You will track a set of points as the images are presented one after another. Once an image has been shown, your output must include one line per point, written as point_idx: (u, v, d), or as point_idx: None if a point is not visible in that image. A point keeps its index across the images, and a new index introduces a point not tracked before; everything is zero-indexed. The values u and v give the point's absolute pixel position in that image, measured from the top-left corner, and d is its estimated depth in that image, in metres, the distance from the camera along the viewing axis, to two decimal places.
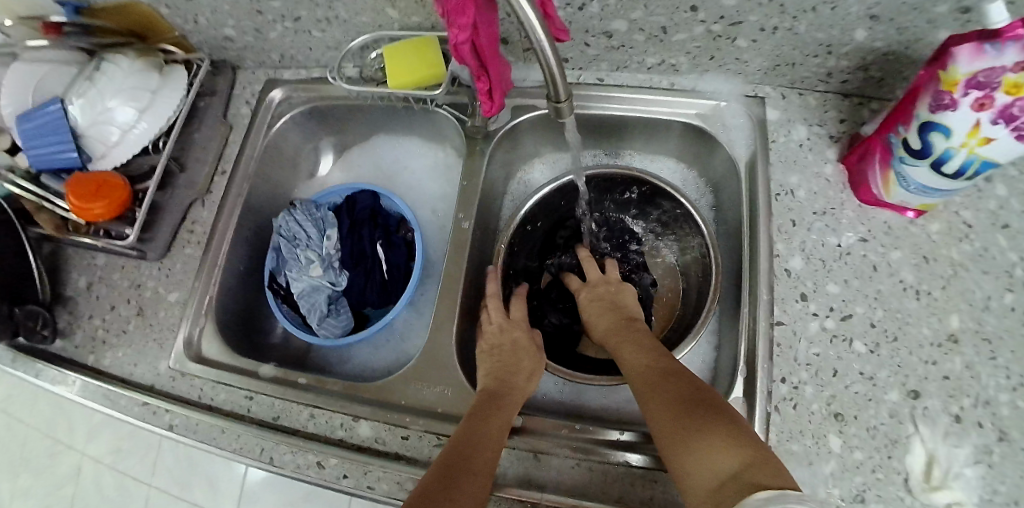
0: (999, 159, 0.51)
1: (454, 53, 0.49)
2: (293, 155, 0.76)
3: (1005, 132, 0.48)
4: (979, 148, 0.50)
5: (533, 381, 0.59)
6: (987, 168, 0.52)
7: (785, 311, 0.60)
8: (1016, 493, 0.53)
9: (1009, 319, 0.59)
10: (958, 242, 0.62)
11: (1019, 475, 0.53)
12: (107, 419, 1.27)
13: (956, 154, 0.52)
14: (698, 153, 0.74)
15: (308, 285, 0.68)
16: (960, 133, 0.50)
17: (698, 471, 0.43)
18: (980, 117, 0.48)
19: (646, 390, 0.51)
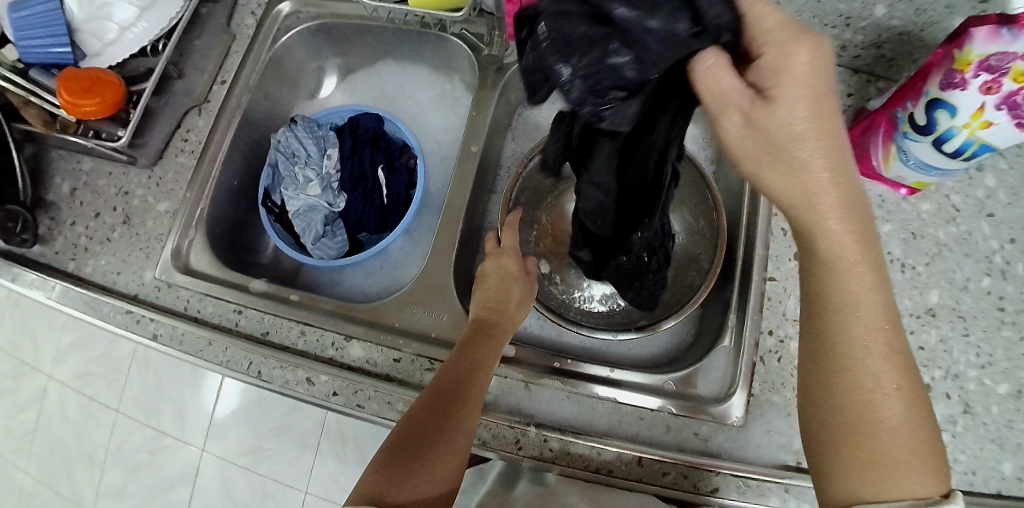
0: (998, 143, 0.51)
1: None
2: (296, 73, 0.75)
3: (1006, 118, 0.49)
4: (980, 131, 0.51)
5: (523, 310, 0.60)
6: (985, 151, 0.53)
7: (777, 268, 0.60)
8: (974, 463, 0.56)
9: (982, 302, 0.61)
10: (945, 224, 0.64)
11: (978, 447, 0.57)
12: (77, 342, 1.24)
13: (958, 134, 0.52)
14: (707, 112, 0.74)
15: (305, 204, 0.67)
16: (965, 114, 0.50)
17: (884, 490, 0.39)
18: (986, 100, 0.48)
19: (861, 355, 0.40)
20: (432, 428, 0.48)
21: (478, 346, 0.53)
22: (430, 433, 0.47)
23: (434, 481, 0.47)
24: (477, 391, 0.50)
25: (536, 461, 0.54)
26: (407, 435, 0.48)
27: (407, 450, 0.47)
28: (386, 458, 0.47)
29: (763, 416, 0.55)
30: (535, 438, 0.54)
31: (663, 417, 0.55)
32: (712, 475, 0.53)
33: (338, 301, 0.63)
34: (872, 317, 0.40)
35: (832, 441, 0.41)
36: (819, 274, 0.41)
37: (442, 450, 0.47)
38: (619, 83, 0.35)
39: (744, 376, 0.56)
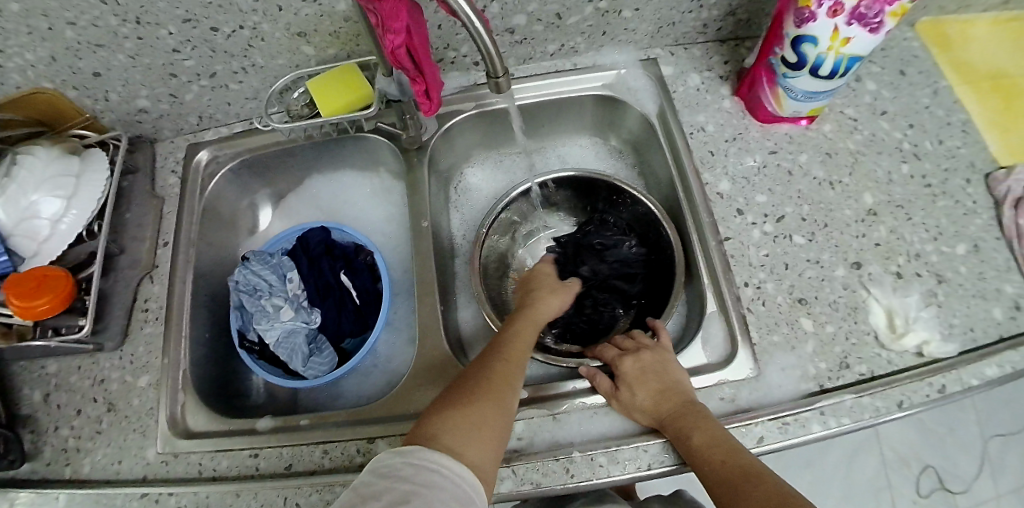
0: (862, 53, 0.57)
1: (391, 60, 0.52)
2: (232, 214, 0.75)
3: (858, 30, 0.55)
4: (843, 49, 0.57)
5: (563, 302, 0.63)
6: (855, 64, 0.59)
7: (728, 228, 0.64)
8: (968, 322, 0.61)
9: (911, 186, 0.68)
10: (851, 135, 0.70)
11: (965, 307, 0.62)
12: None
13: (826, 58, 0.58)
14: (608, 122, 0.75)
15: (283, 330, 0.64)
16: (824, 39, 0.57)
17: None
18: (835, 21, 0.55)
19: (722, 477, 0.48)
20: (483, 381, 0.49)
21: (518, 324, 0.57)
22: (479, 387, 0.49)
23: (481, 435, 0.44)
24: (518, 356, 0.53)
25: (591, 482, 0.53)
26: (459, 392, 0.48)
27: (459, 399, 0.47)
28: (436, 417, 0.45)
29: (771, 358, 0.59)
30: (582, 462, 0.54)
31: None
32: (753, 427, 0.55)
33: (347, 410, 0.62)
34: (714, 450, 0.49)
35: None
36: (671, 429, 0.52)
37: (488, 402, 0.47)
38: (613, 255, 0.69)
39: (738, 324, 0.60)
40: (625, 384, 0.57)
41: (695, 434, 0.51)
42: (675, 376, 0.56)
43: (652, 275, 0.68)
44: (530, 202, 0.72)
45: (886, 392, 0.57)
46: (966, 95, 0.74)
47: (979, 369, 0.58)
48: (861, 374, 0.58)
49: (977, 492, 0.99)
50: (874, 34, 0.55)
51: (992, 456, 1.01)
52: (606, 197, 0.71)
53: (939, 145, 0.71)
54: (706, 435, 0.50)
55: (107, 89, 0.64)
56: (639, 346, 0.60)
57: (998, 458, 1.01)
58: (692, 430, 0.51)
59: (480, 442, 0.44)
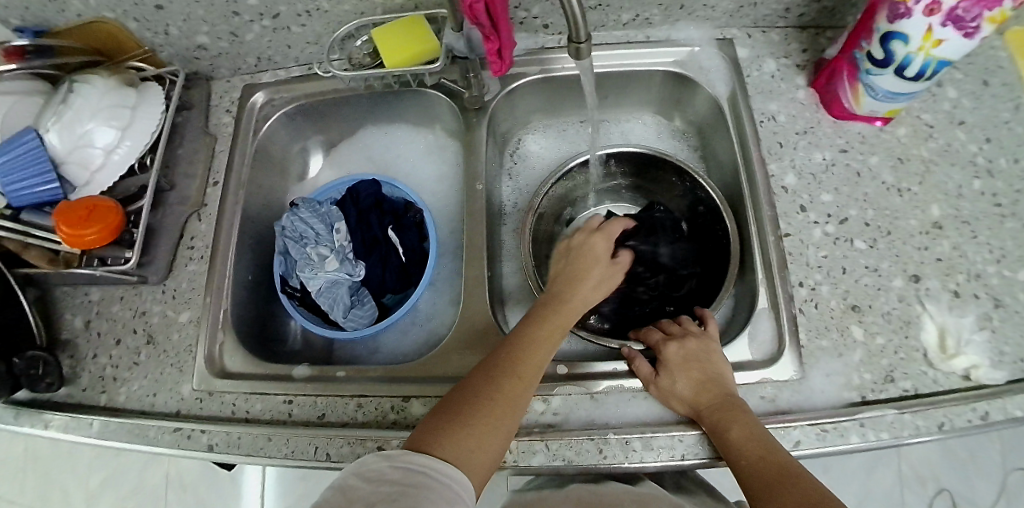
0: (952, 57, 0.54)
1: (468, 14, 0.50)
2: (282, 159, 0.73)
3: (953, 32, 0.51)
4: (934, 50, 0.53)
5: (598, 292, 0.59)
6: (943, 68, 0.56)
7: (789, 225, 0.61)
8: (1018, 353, 0.59)
9: (980, 203, 0.66)
10: (925, 142, 0.67)
11: (1018, 335, 0.60)
12: (106, 479, 1.18)
13: (915, 58, 0.55)
14: (676, 101, 0.72)
15: (326, 281, 0.64)
16: (917, 38, 0.53)
17: None
18: (931, 21, 0.51)
19: (758, 476, 0.47)
20: (484, 398, 0.46)
21: (545, 326, 0.53)
22: (482, 405, 0.46)
23: (472, 462, 0.42)
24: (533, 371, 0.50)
25: (625, 466, 0.53)
26: (463, 403, 0.46)
27: (458, 414, 0.45)
28: (441, 414, 0.45)
29: (817, 363, 0.58)
30: (616, 444, 0.54)
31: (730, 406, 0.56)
32: (791, 431, 0.55)
33: (383, 367, 0.62)
34: (751, 447, 0.49)
35: None
36: (709, 421, 0.52)
37: (488, 424, 0.45)
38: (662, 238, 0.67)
39: (789, 324, 0.59)
40: (666, 371, 0.56)
41: (734, 428, 0.51)
42: (718, 368, 0.56)
43: (701, 267, 0.66)
44: (586, 174, 0.70)
45: (928, 410, 0.56)
46: None
47: None
48: (905, 389, 0.58)
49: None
50: (971, 38, 0.51)
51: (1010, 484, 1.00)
52: (664, 177, 0.69)
53: (1016, 164, 0.67)
54: (743, 431, 0.50)
55: (166, 24, 0.62)
56: (685, 333, 0.59)
57: (1017, 488, 1.00)
58: (731, 424, 0.51)
59: (480, 449, 0.43)
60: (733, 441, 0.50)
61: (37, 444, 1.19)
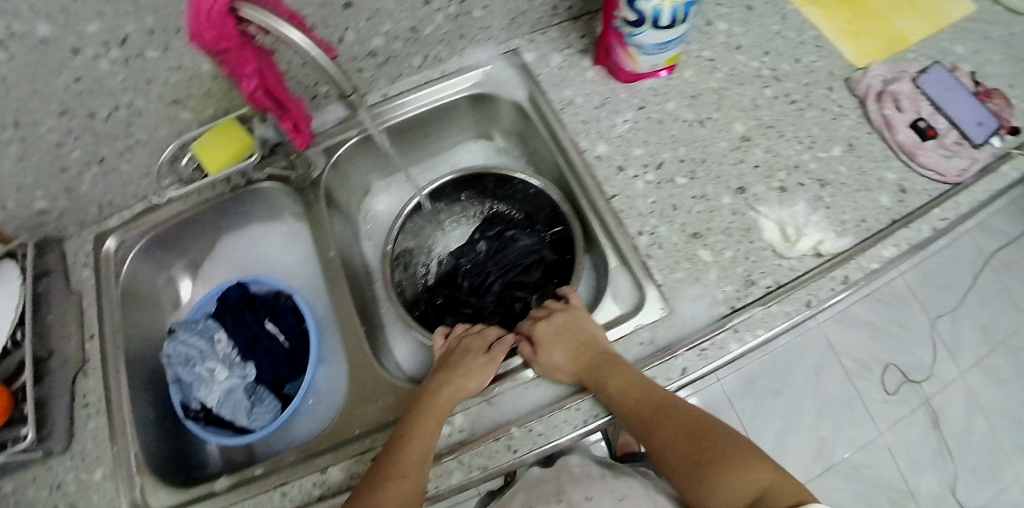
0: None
1: (253, 104, 0.55)
2: (151, 292, 0.75)
3: None
4: None
5: (473, 378, 0.59)
6: (693, 7, 0.62)
7: (613, 186, 0.66)
8: (858, 213, 0.69)
9: (776, 106, 0.73)
10: (712, 74, 0.73)
11: (849, 202, 0.69)
12: None
13: (663, 8, 0.60)
14: (487, 119, 0.77)
15: (220, 391, 0.66)
16: None
17: (723, 485, 0.50)
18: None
19: (643, 422, 0.53)
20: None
21: (418, 421, 0.55)
22: None
23: None
24: (413, 466, 0.52)
25: (535, 453, 0.55)
26: None
27: None
28: None
29: (680, 293, 0.62)
30: (522, 436, 0.56)
31: None
32: (676, 360, 0.59)
33: (298, 448, 0.62)
34: (631, 395, 0.54)
35: (673, 470, 0.53)
36: (592, 383, 0.56)
37: None
38: (517, 242, 0.71)
39: (642, 271, 0.63)
40: (544, 353, 0.60)
41: (612, 382, 0.55)
42: (586, 332, 0.60)
43: (557, 255, 0.70)
44: (428, 212, 0.73)
45: (791, 295, 0.62)
46: (813, 14, 0.79)
47: (878, 252, 0.66)
48: (768, 286, 0.63)
49: (942, 375, 1.11)
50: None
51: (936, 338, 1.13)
52: (500, 189, 0.73)
53: (797, 64, 0.76)
54: (622, 383, 0.54)
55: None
56: (552, 311, 0.64)
57: (952, 334, 1.13)
58: (609, 380, 0.55)
59: None
60: (615, 396, 0.54)
61: None
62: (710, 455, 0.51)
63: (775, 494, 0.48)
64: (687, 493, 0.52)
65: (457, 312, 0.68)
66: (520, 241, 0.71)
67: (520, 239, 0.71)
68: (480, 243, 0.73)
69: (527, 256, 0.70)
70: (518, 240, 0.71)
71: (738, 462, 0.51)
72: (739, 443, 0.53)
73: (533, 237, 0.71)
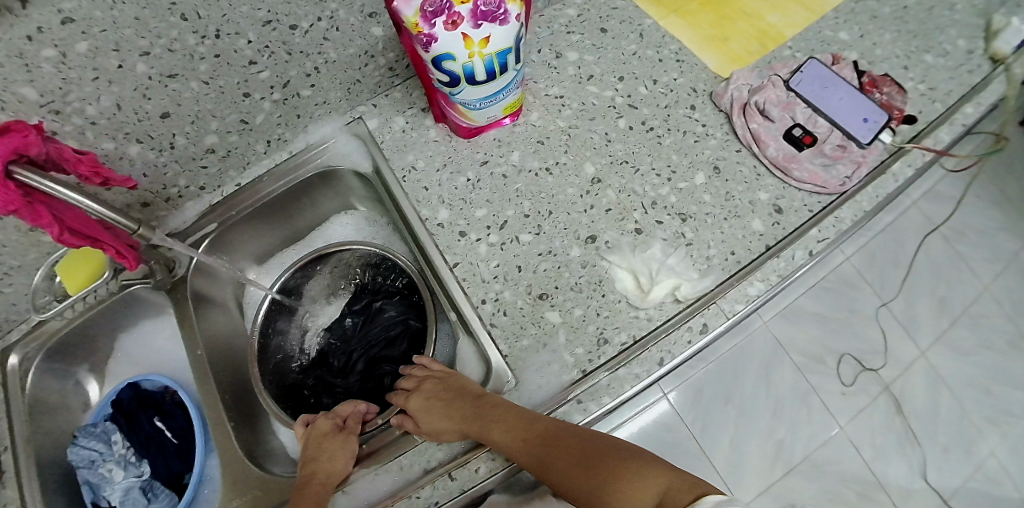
0: (509, 44, 0.58)
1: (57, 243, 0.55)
2: (62, 399, 0.76)
3: (485, 29, 0.55)
4: (485, 50, 0.57)
5: (338, 461, 0.59)
6: (508, 57, 0.59)
7: (456, 253, 0.65)
8: (729, 245, 0.65)
9: (631, 138, 0.69)
10: (560, 113, 0.71)
11: (714, 234, 0.65)
12: None
13: (474, 64, 0.58)
14: (342, 191, 0.77)
15: (120, 490, 0.67)
16: (461, 50, 0.56)
17: (632, 493, 0.51)
18: (461, 31, 0.54)
19: (542, 461, 0.53)
20: None
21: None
22: None
23: None
24: None
25: None
26: None
27: None
28: None
29: (526, 363, 0.60)
30: None
31: None
32: None
33: None
34: (521, 437, 0.54)
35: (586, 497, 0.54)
36: (482, 434, 0.55)
37: None
38: (382, 314, 0.71)
39: (487, 344, 0.61)
40: (427, 416, 0.59)
41: (499, 429, 0.55)
42: (460, 386, 0.60)
43: (420, 327, 0.69)
44: (296, 295, 0.74)
45: (643, 354, 0.59)
46: (675, 23, 0.77)
47: (743, 291, 0.62)
48: (622, 342, 0.60)
49: (903, 357, 1.05)
50: (504, 25, 0.55)
51: (883, 317, 1.06)
52: (366, 263, 0.75)
53: (655, 85, 0.73)
54: (509, 428, 0.55)
55: None
56: (421, 379, 0.63)
57: (908, 316, 1.06)
58: (496, 428, 0.55)
59: None
60: (507, 442, 0.54)
61: None
62: (612, 468, 0.53)
63: (672, 494, 0.51)
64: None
65: (327, 393, 0.69)
66: (385, 311, 0.71)
67: (384, 309, 0.71)
68: (349, 319, 0.73)
69: (389, 328, 0.70)
70: (383, 311, 0.71)
71: (637, 469, 0.53)
72: (635, 450, 0.55)
73: (396, 307, 0.71)
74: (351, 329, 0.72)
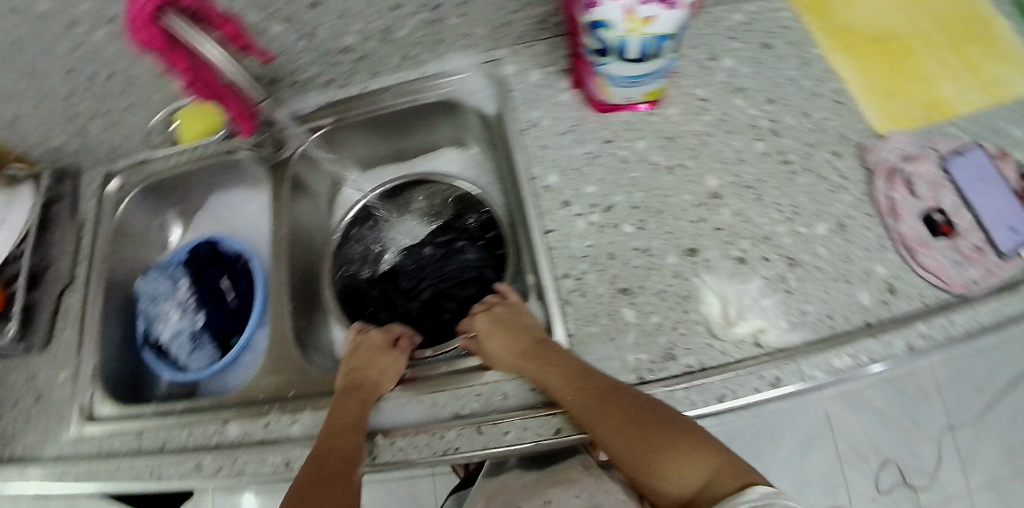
0: (669, 31, 0.55)
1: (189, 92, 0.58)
2: (145, 233, 0.81)
3: (653, 7, 0.52)
4: (644, 29, 0.54)
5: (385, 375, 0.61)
6: (665, 43, 0.56)
7: (553, 220, 0.63)
8: (827, 307, 0.60)
9: (763, 164, 0.66)
10: (698, 115, 0.68)
11: (818, 291, 0.61)
12: None
13: (629, 39, 0.55)
14: (458, 127, 0.76)
15: (172, 331, 0.71)
16: (620, 21, 0.54)
17: (678, 470, 0.49)
18: (624, 3, 0.52)
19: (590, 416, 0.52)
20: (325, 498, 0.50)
21: (341, 413, 0.56)
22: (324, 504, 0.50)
23: None
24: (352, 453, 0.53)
25: (395, 466, 0.56)
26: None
27: None
28: None
29: (586, 350, 0.59)
30: (385, 446, 0.56)
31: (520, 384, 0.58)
32: (552, 418, 0.55)
33: (232, 397, 0.65)
34: (572, 390, 0.53)
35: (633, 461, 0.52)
36: (535, 376, 0.56)
37: None
38: (462, 254, 0.71)
39: (554, 318, 0.60)
40: (488, 344, 0.61)
41: (553, 376, 0.54)
42: (525, 325, 0.60)
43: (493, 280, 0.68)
44: (386, 206, 0.76)
45: (707, 384, 0.56)
46: (841, 63, 0.70)
47: (826, 359, 0.57)
48: (689, 366, 0.58)
49: (948, 488, 0.96)
50: (671, 8, 0.52)
51: (945, 443, 0.97)
52: (461, 202, 0.74)
53: (804, 119, 0.68)
54: (563, 377, 0.54)
55: (22, 134, 0.71)
56: (490, 304, 0.65)
57: (971, 453, 0.96)
58: (550, 375, 0.54)
59: None
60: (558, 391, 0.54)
61: None
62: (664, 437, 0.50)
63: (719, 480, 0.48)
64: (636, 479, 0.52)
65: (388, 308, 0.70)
66: (466, 252, 0.71)
67: (466, 250, 0.71)
68: (428, 249, 0.73)
69: (465, 269, 0.70)
70: (465, 251, 0.71)
71: (691, 446, 0.50)
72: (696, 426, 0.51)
73: (478, 253, 0.71)
74: (427, 258, 0.73)
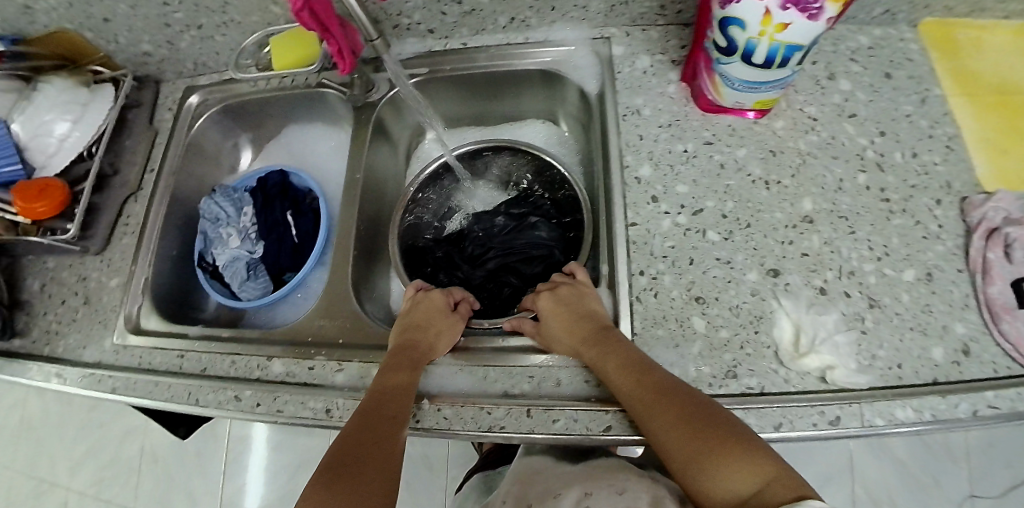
0: (802, 42, 0.51)
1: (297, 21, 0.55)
2: (215, 153, 0.81)
3: (794, 15, 0.48)
4: (777, 35, 0.50)
5: (441, 339, 0.59)
6: (795, 54, 0.52)
7: (638, 214, 0.62)
8: (892, 356, 0.56)
9: (863, 198, 0.63)
10: (804, 134, 0.65)
11: (893, 336, 0.57)
12: (88, 450, 1.26)
13: (759, 44, 0.52)
14: (554, 98, 0.76)
15: (228, 256, 0.71)
16: (755, 23, 0.50)
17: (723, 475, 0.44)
18: (766, 4, 0.48)
19: (642, 407, 0.49)
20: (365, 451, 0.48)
21: (392, 368, 0.55)
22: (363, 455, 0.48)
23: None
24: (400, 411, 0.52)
25: (436, 433, 0.54)
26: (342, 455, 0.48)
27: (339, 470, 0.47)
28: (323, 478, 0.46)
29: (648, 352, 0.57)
30: (429, 411, 0.55)
31: (576, 373, 0.56)
32: (604, 414, 0.53)
33: (279, 333, 0.64)
34: (627, 377, 0.51)
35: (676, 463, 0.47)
36: (591, 358, 0.54)
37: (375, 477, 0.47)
38: (533, 229, 0.70)
39: (622, 312, 0.59)
40: (548, 322, 0.59)
41: (610, 361, 0.52)
42: (591, 309, 0.58)
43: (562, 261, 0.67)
44: (462, 168, 0.74)
45: (765, 409, 0.53)
46: (960, 108, 0.67)
47: (890, 409, 0.54)
48: (748, 387, 0.55)
49: None
50: (811, 20, 0.48)
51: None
52: (541, 176, 0.73)
53: (912, 159, 0.65)
54: (620, 363, 0.52)
55: (114, 34, 0.71)
56: (559, 282, 0.63)
57: None
58: (607, 359, 0.53)
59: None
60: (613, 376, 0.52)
61: (29, 410, 1.30)
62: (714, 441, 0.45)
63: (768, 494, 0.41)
64: (683, 483, 0.46)
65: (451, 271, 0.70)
66: (536, 228, 0.70)
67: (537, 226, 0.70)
68: (500, 218, 0.73)
69: (533, 245, 0.69)
70: (536, 227, 0.70)
71: (743, 456, 0.44)
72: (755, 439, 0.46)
73: (549, 230, 0.70)
74: (498, 226, 0.72)
